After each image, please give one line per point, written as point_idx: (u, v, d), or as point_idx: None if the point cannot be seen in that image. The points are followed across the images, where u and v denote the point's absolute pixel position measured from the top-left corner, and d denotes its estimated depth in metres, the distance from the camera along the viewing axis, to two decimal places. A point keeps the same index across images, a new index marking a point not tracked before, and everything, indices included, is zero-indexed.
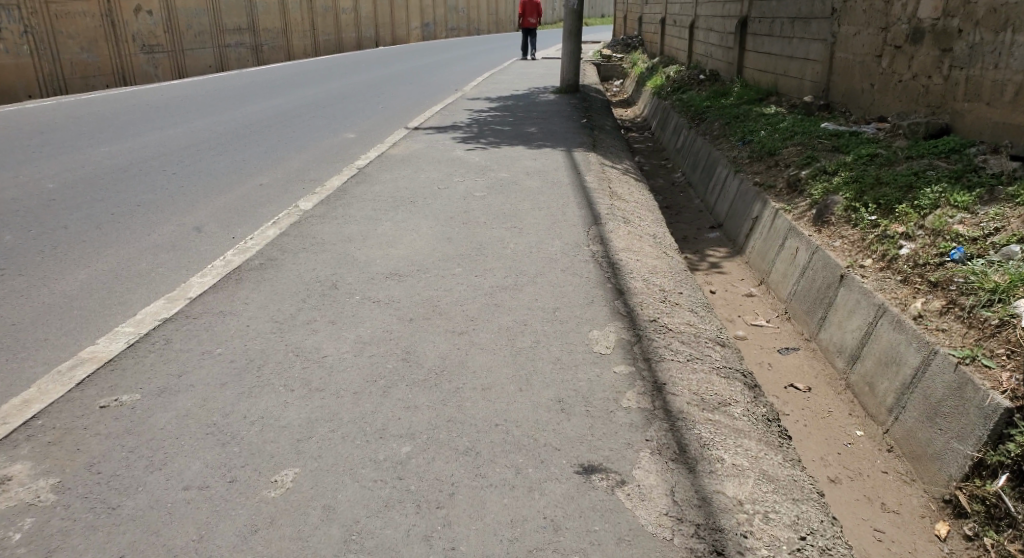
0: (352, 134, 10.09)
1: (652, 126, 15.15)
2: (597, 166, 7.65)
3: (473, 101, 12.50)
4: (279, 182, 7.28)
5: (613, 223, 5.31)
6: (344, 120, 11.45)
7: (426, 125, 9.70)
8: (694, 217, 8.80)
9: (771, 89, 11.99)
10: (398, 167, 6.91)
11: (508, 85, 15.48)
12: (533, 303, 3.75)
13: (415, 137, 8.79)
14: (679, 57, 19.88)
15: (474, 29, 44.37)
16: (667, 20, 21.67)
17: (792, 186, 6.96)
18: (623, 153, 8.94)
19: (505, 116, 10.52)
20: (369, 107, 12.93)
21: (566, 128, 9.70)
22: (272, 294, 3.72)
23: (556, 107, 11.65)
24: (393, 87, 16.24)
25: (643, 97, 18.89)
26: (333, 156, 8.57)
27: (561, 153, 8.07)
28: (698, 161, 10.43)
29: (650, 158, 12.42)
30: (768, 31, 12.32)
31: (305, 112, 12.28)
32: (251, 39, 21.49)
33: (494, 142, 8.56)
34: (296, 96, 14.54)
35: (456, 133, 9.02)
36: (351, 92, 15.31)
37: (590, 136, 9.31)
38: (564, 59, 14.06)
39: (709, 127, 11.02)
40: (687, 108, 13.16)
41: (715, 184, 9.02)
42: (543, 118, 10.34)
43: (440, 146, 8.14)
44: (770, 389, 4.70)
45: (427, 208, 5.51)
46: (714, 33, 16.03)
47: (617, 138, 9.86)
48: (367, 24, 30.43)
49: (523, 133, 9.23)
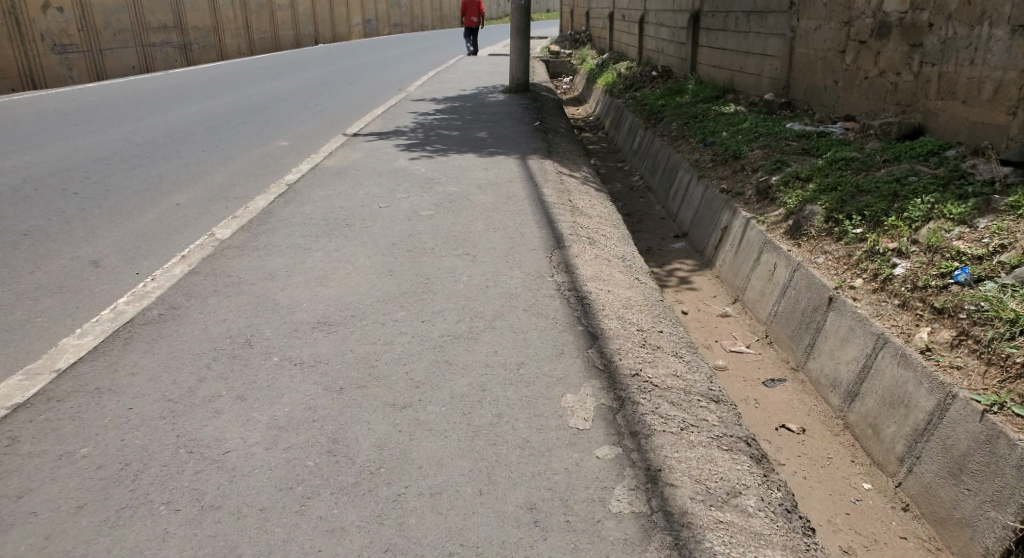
0: (283, 145, 9.30)
1: (605, 125, 14.68)
2: (553, 174, 7.08)
3: (418, 103, 11.80)
4: (197, 202, 6.53)
5: (575, 245, 4.73)
6: (277, 127, 10.61)
7: (366, 130, 8.99)
8: (656, 224, 8.29)
9: (727, 87, 11.61)
10: (334, 183, 6.24)
11: (454, 84, 14.79)
12: (491, 358, 3.12)
13: (355, 145, 8.09)
14: (629, 52, 19.51)
15: (418, 25, 43.38)
16: (615, 15, 21.27)
17: (762, 193, 6.46)
18: (579, 158, 8.40)
19: (452, 119, 9.87)
20: (306, 112, 12.10)
21: (517, 131, 9.10)
22: (161, 360, 3.05)
23: (506, 109, 11.06)
24: (332, 89, 15.40)
25: (594, 94, 18.47)
26: (260, 171, 7.80)
27: (513, 160, 7.48)
28: (655, 163, 9.94)
29: (606, 160, 11.91)
30: (722, 27, 11.93)
31: (236, 118, 11.38)
32: (177, 39, 20.29)
33: (442, 149, 7.93)
34: (226, 100, 13.59)
35: (400, 140, 8.35)
36: (287, 95, 14.43)
37: (544, 139, 8.73)
38: (512, 57, 13.46)
39: (665, 127, 10.56)
40: (641, 107, 12.70)
41: (676, 189, 8.52)
42: (493, 121, 9.74)
43: (381, 157, 7.52)
44: (760, 431, 4.15)
45: (366, 233, 4.87)
46: (665, 28, 15.65)
47: (573, 141, 9.31)
48: (305, 21, 29.28)
49: (471, 138, 8.61)
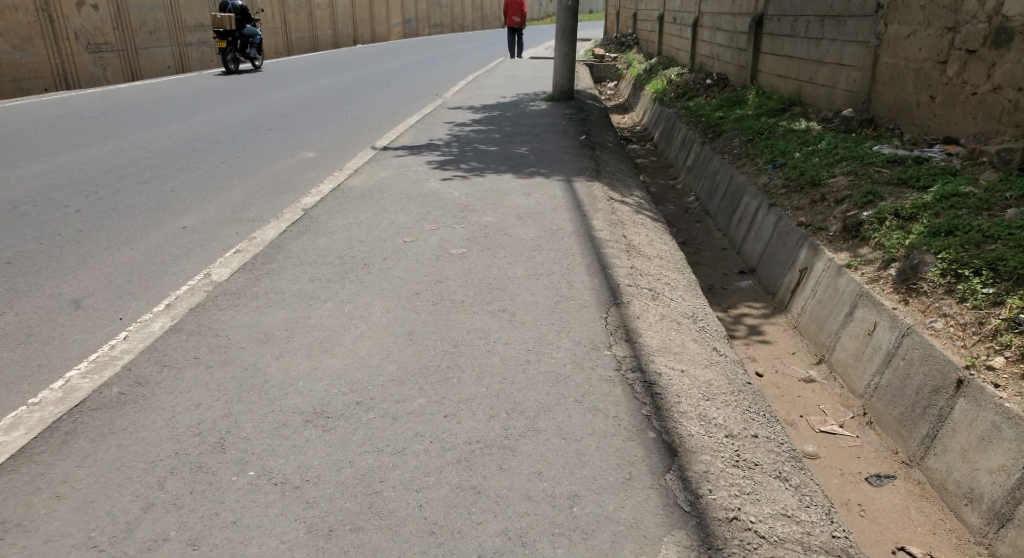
0: (311, 159, 8.68)
1: (655, 138, 13.74)
2: (603, 198, 6.26)
3: (456, 112, 11.10)
4: (207, 225, 5.90)
5: (634, 299, 3.90)
6: (307, 137, 10.01)
7: (399, 144, 8.30)
8: (716, 255, 7.36)
9: (795, 98, 10.56)
10: (356, 209, 5.54)
11: (494, 92, 14.04)
12: (533, 484, 2.32)
13: (383, 161, 7.39)
14: (679, 58, 18.53)
15: (459, 26, 42.89)
16: (664, 18, 20.30)
17: (849, 231, 5.51)
18: (631, 179, 7.55)
19: (492, 132, 9.12)
20: (338, 119, 11.50)
21: (562, 147, 8.30)
22: (101, 475, 2.31)
23: (549, 120, 10.28)
24: (367, 93, 14.83)
25: (641, 102, 17.57)
26: (281, 189, 7.15)
27: (558, 182, 6.68)
28: (712, 182, 8.99)
29: (657, 177, 10.99)
30: (791, 33, 10.90)
31: (265, 126, 10.84)
32: (215, 40, 20.07)
33: (480, 167, 7.19)
34: (257, 104, 13.08)
35: (434, 156, 7.63)
36: (320, 99, 13.89)
37: (592, 157, 7.90)
38: (557, 65, 12.65)
39: (724, 143, 9.60)
40: (695, 120, 11.73)
41: (739, 217, 7.58)
42: (535, 135, 8.97)
43: (412, 175, 6.84)
44: (875, 555, 3.24)
45: (386, 279, 4.14)
46: (721, 33, 14.63)
47: (624, 159, 8.45)
48: (346, 22, 28.99)
49: (511, 154, 7.86)
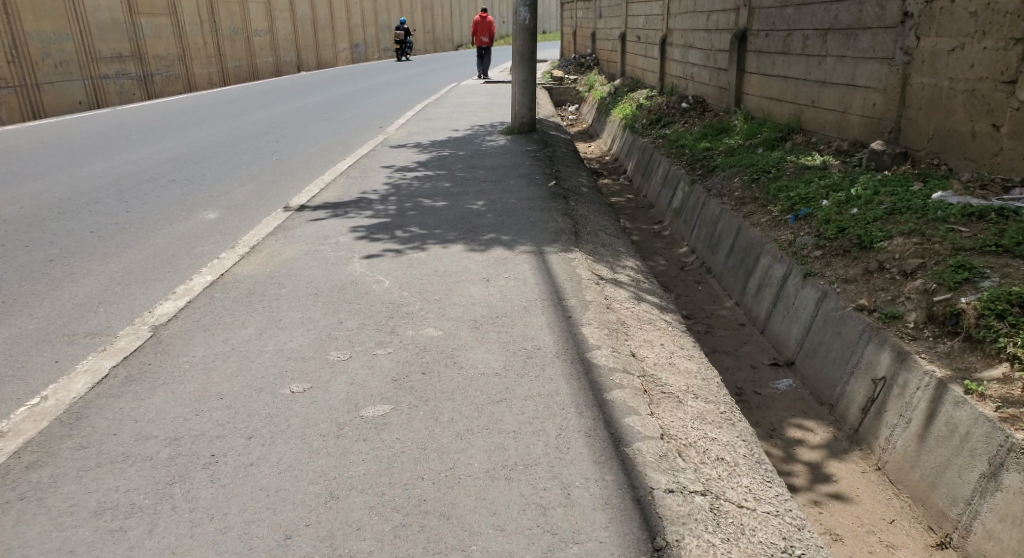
0: (212, 223, 6.81)
1: (629, 172, 12.14)
2: (590, 276, 4.51)
3: (399, 152, 9.35)
4: (19, 348, 4.02)
5: (684, 532, 2.12)
6: (214, 191, 8.14)
7: (324, 201, 6.52)
8: (734, 337, 5.63)
9: (794, 124, 8.98)
10: (233, 325, 3.71)
11: (446, 123, 12.35)
12: None
13: (294, 229, 5.58)
14: (645, 79, 17.12)
15: (409, 49, 41.35)
16: (627, 36, 18.93)
17: (946, 324, 3.84)
18: (618, 239, 5.86)
19: (440, 179, 7.40)
20: (257, 166, 9.63)
21: (527, 198, 6.60)
22: None
23: (509, 159, 8.60)
24: (300, 130, 12.99)
25: (608, 128, 16.09)
26: (154, 274, 5.29)
27: (527, 254, 4.95)
28: (712, 231, 7.32)
29: (639, 221, 9.32)
30: (782, 50, 9.37)
31: (166, 176, 8.95)
32: (135, 71, 18.09)
33: (423, 234, 5.45)
34: (165, 147, 11.14)
35: (363, 218, 5.86)
36: (243, 139, 12.01)
37: (565, 212, 6.21)
38: (517, 93, 11.04)
39: (721, 181, 7.94)
40: (678, 152, 10.13)
41: (759, 284, 5.88)
42: (493, 181, 7.28)
43: (330, 251, 5.04)
44: None
45: (240, 504, 2.31)
46: (696, 52, 13.19)
47: (605, 210, 6.77)
48: (287, 47, 27.18)
49: (463, 210, 6.14)
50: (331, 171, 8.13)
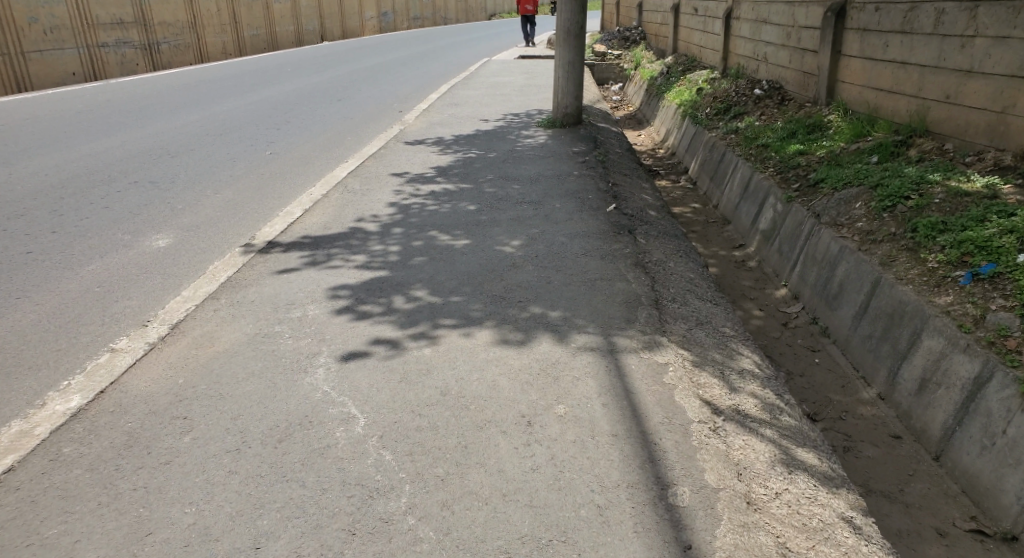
0: (158, 252, 5.14)
1: (693, 173, 10.26)
2: (701, 418, 2.69)
3: (415, 153, 7.62)
4: None
5: None
6: (178, 202, 6.47)
7: (306, 234, 4.83)
8: (890, 465, 3.74)
9: (915, 124, 6.94)
10: (54, 555, 1.98)
11: (474, 109, 10.53)
12: None
13: (250, 289, 3.87)
14: (704, 58, 14.97)
15: (440, 19, 39.14)
16: (682, 7, 16.70)
17: None
18: (714, 305, 4.01)
19: (463, 203, 5.69)
20: (242, 166, 7.95)
21: (581, 237, 4.82)
22: None
23: (552, 169, 6.81)
24: (303, 115, 11.26)
25: (661, 115, 14.13)
26: (35, 349, 3.58)
27: (590, 348, 3.15)
28: (828, 276, 5.40)
29: (716, 244, 7.50)
30: (902, 27, 7.28)
31: (128, 176, 7.32)
32: (140, 40, 16.49)
33: (432, 303, 3.70)
34: (145, 134, 9.52)
35: (350, 270, 4.17)
36: (235, 125, 10.33)
37: (635, 261, 4.44)
38: (559, 79, 9.16)
39: (837, 203, 5.91)
40: (762, 157, 8.15)
41: (921, 377, 3.93)
42: (532, 207, 5.53)
43: (288, 337, 3.32)
44: None
45: None
46: (769, 27, 11.14)
47: (688, 254, 4.94)
48: (310, 15, 25.38)
49: (492, 258, 4.40)
50: (325, 180, 6.38)
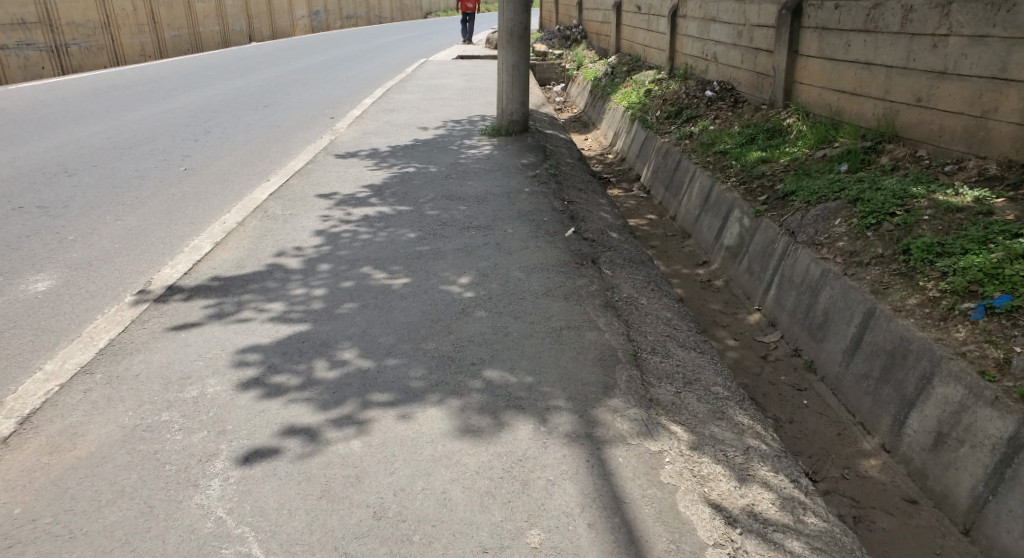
0: (34, 301, 4.29)
1: (646, 180, 9.64)
2: (717, 539, 2.08)
3: (347, 169, 6.87)
4: None
5: None
6: (70, 233, 5.57)
7: (213, 276, 4.06)
8: (912, 540, 3.24)
9: (884, 129, 6.55)
10: None
11: (412, 116, 9.81)
12: None
13: (135, 358, 3.10)
14: (648, 57, 14.52)
15: (375, 18, 38.07)
16: (624, 4, 16.27)
17: None
18: (702, 357, 3.41)
19: (402, 231, 4.99)
20: (151, 187, 7.05)
21: (541, 271, 4.19)
22: None
23: (500, 185, 6.18)
24: (225, 124, 10.32)
25: (607, 117, 13.57)
26: None
27: (566, 436, 2.53)
28: (811, 303, 4.86)
29: (678, 261, 6.88)
30: (867, 26, 6.89)
31: (13, 202, 6.35)
32: (44, 41, 15.20)
33: (363, 369, 3.00)
34: (40, 150, 8.43)
35: (263, 325, 3.42)
36: (148, 137, 9.33)
37: (603, 300, 3.82)
38: (504, 83, 8.50)
39: (814, 219, 5.36)
40: (722, 165, 7.57)
41: (935, 430, 3.43)
42: (481, 234, 4.88)
43: (173, 432, 2.59)
44: None
45: None
46: (718, 26, 10.74)
47: (660, 286, 4.36)
48: (237, 15, 24.10)
49: (437, 302, 3.72)
50: (243, 205, 5.61)
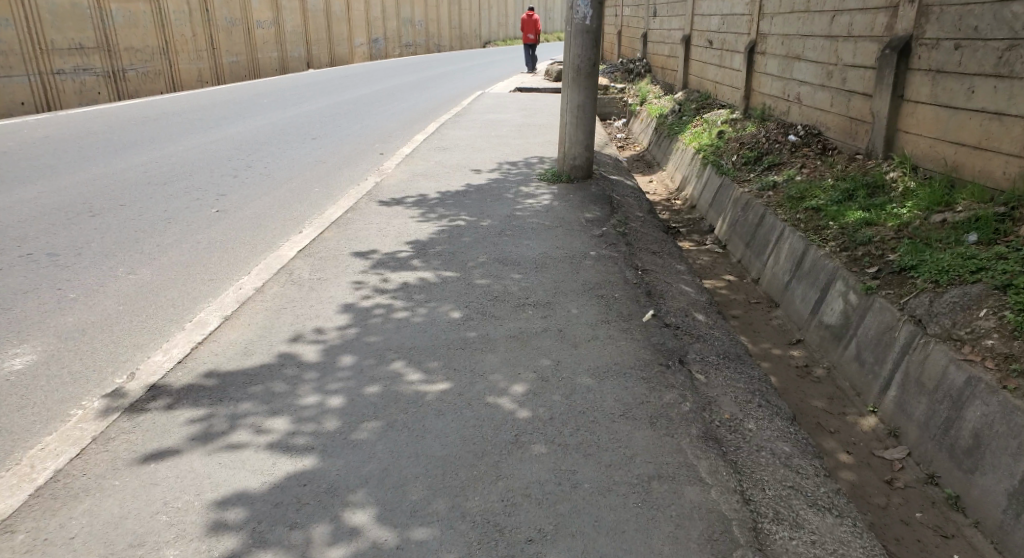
0: (6, 379, 3.62)
1: (721, 233, 8.89)
2: None
3: (391, 219, 6.16)
4: None
5: None
6: (72, 288, 4.98)
7: (212, 374, 3.35)
8: None
9: (1021, 192, 5.51)
10: None
11: (466, 156, 9.12)
12: None
13: (79, 505, 2.37)
14: (720, 95, 13.65)
15: (433, 46, 38.12)
16: (693, 39, 15.44)
17: None
18: (858, 539, 2.55)
19: (445, 305, 4.19)
20: (177, 232, 6.47)
21: (615, 375, 3.32)
22: None
23: (564, 248, 5.39)
24: (270, 159, 9.85)
25: (674, 158, 12.84)
26: None
27: None
28: (951, 418, 3.89)
29: (768, 337, 6.02)
30: (995, 72, 5.88)
31: (25, 247, 5.84)
32: (101, 65, 15.17)
33: (377, 544, 2.20)
34: (72, 185, 8.02)
35: (256, 456, 2.66)
36: (187, 171, 8.89)
37: (702, 427, 2.97)
38: (567, 124, 7.73)
39: (948, 305, 4.41)
40: (816, 226, 6.72)
41: None
42: (539, 315, 4.04)
43: None
44: None
45: None
46: (803, 65, 9.82)
47: (764, 396, 3.45)
48: (296, 42, 24.23)
49: (483, 424, 2.89)
50: (266, 265, 4.90)
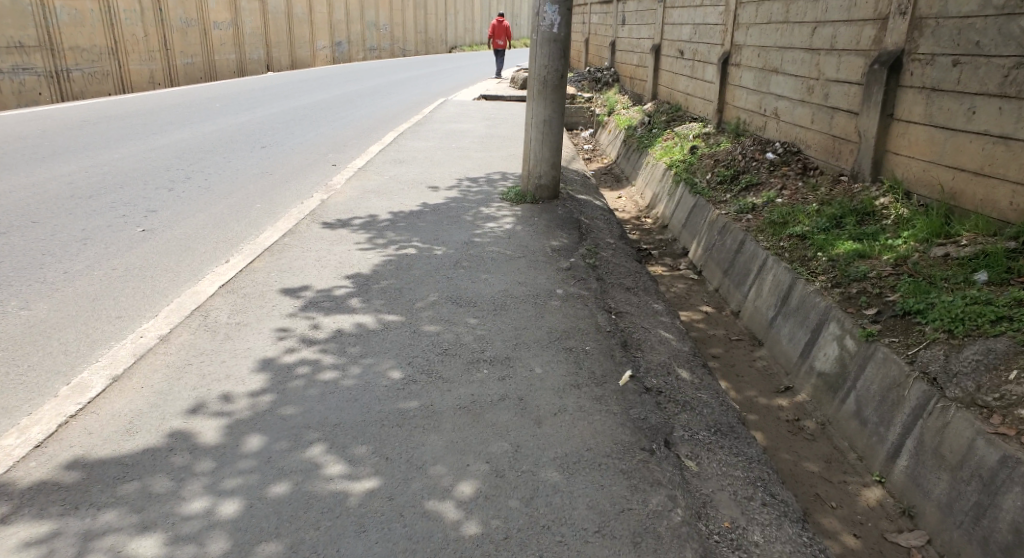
0: None
1: (696, 258, 8.39)
2: None
3: (331, 245, 5.45)
4: None
5: None
6: None
7: (75, 465, 2.62)
8: None
9: None
10: None
11: (423, 170, 8.44)
12: None
13: None
14: (691, 107, 13.19)
15: (398, 50, 37.31)
16: (663, 48, 14.99)
17: None
18: None
19: (383, 361, 3.52)
20: (89, 256, 5.65)
21: (589, 468, 2.69)
22: None
23: (525, 283, 4.75)
24: (212, 169, 9.03)
25: (643, 172, 12.32)
26: None
27: None
28: (982, 504, 3.33)
29: (752, 382, 5.44)
30: (1001, 91, 5.41)
31: None
32: (43, 66, 14.12)
33: None
34: None
35: None
36: (115, 183, 8.02)
37: (700, 547, 2.35)
38: (532, 140, 7.10)
39: (970, 364, 3.89)
40: (803, 257, 6.19)
41: None
42: (495, 374, 3.38)
43: None
44: None
45: None
46: (781, 78, 9.37)
47: (768, 490, 2.90)
48: (256, 44, 23.27)
49: (419, 548, 2.25)
50: (176, 305, 4.13)
